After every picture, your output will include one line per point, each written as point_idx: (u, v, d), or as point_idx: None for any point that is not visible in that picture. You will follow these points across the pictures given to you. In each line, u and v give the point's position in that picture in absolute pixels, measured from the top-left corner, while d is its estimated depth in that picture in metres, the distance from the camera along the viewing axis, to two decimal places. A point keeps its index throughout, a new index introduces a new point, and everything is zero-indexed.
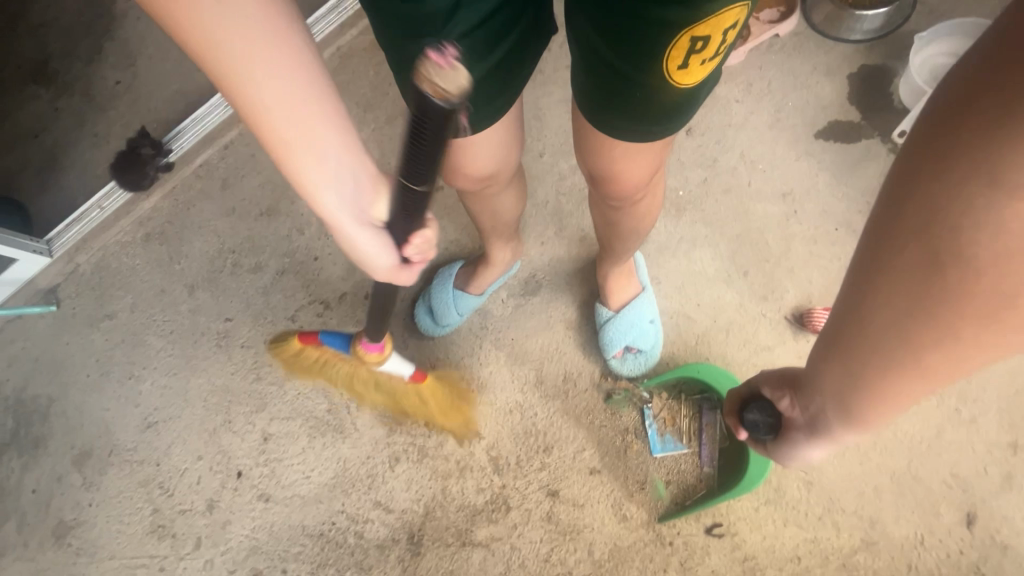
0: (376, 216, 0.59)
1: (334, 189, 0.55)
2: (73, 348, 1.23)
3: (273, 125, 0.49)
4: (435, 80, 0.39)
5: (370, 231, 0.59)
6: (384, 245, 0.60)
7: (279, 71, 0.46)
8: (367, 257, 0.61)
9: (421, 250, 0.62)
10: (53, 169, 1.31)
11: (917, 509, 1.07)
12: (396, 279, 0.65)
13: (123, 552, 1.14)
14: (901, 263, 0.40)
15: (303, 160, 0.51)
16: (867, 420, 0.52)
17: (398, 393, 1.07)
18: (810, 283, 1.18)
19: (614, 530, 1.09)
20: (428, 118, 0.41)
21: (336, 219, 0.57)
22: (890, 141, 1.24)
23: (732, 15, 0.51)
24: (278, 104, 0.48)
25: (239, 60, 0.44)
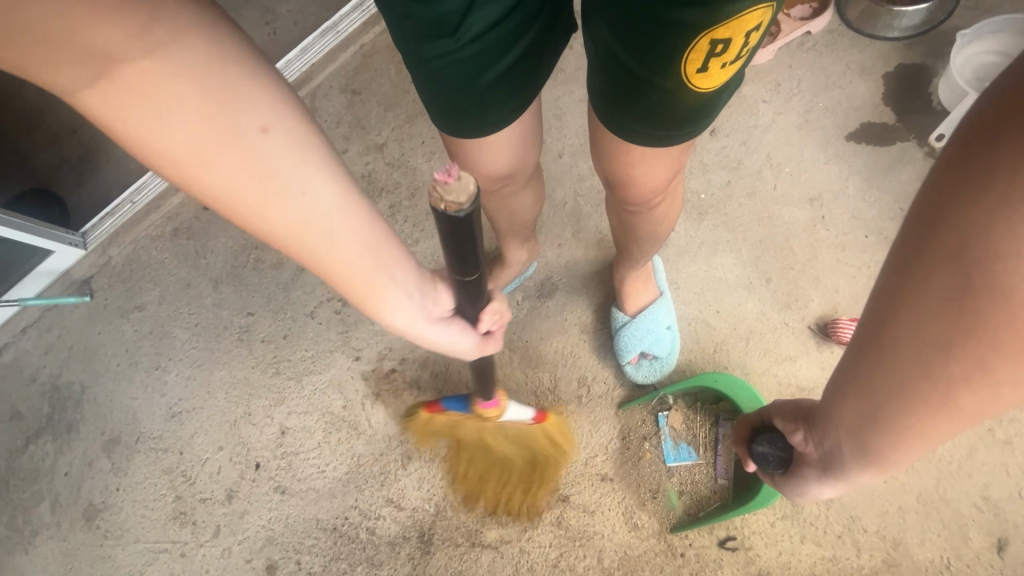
0: (442, 309, 0.58)
1: (407, 308, 0.53)
2: (105, 337, 1.28)
3: (351, 269, 0.47)
4: (446, 197, 0.45)
5: (443, 326, 0.58)
6: (460, 330, 0.60)
7: (358, 228, 0.46)
8: (450, 347, 0.61)
9: (492, 320, 0.64)
10: (90, 165, 1.36)
11: (943, 532, 1.03)
12: (481, 351, 0.66)
13: (146, 537, 1.18)
14: (928, 291, 0.39)
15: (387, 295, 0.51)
16: (887, 460, 0.49)
17: (527, 440, 1.07)
18: (837, 292, 1.14)
19: (625, 538, 1.08)
20: (457, 229, 0.47)
21: (409, 330, 0.55)
22: (927, 144, 1.18)
23: (754, 17, 0.48)
24: (356, 256, 0.47)
25: (321, 235, 0.44)
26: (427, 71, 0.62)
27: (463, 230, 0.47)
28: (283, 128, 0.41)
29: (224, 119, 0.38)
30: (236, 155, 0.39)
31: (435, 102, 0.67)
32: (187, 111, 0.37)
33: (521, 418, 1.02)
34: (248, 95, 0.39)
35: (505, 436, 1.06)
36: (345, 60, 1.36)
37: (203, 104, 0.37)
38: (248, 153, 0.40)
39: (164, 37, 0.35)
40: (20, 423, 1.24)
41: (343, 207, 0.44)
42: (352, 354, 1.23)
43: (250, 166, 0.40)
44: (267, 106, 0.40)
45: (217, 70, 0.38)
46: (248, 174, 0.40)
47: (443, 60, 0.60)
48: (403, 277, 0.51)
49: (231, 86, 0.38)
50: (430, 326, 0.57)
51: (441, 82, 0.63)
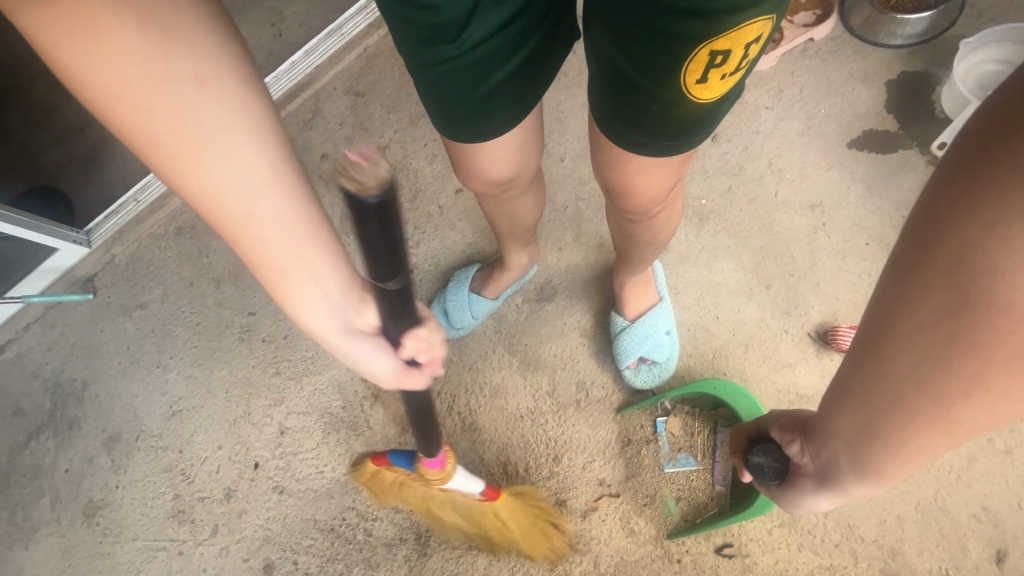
0: (365, 321, 0.55)
1: (320, 308, 0.51)
2: (108, 334, 1.29)
3: (264, 251, 0.46)
4: (354, 178, 0.40)
5: (362, 343, 0.55)
6: (377, 352, 0.56)
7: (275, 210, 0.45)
8: (367, 367, 0.57)
9: (419, 353, 0.58)
10: (95, 163, 1.36)
11: (942, 542, 1.02)
12: (401, 384, 0.61)
13: (145, 534, 1.18)
14: (925, 306, 0.39)
15: (302, 291, 0.50)
16: (884, 473, 0.49)
17: (475, 512, 1.06)
18: (837, 299, 1.14)
19: (622, 543, 1.07)
20: (364, 218, 0.41)
21: (326, 339, 0.54)
22: (929, 153, 1.18)
23: (754, 30, 0.48)
24: (268, 239, 0.46)
25: (233, 204, 0.44)
26: (428, 76, 0.63)
27: (372, 221, 0.41)
28: (216, 82, 0.41)
29: (160, 65, 0.38)
30: (163, 101, 0.39)
31: (437, 107, 0.67)
32: (115, 43, 0.37)
33: (466, 490, 0.98)
34: (190, 45, 0.39)
35: (449, 502, 1.05)
36: (349, 62, 1.37)
37: (138, 43, 0.37)
38: (176, 103, 0.39)
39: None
40: (22, 419, 1.25)
41: (262, 182, 0.44)
42: None
43: (174, 117, 0.40)
44: (206, 60, 0.40)
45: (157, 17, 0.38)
46: (173, 122, 0.40)
47: (445, 65, 0.61)
48: (324, 269, 0.50)
49: (175, 32, 0.38)
50: (349, 342, 0.54)
51: (442, 87, 0.64)
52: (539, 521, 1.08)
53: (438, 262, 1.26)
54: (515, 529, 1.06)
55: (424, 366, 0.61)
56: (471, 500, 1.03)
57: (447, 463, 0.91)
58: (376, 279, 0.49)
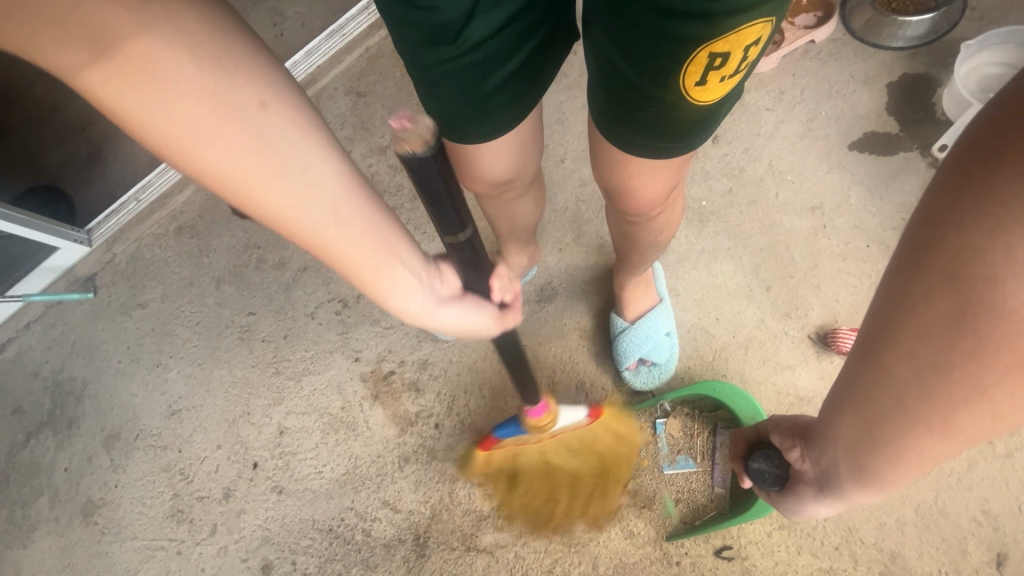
0: (452, 287, 0.58)
1: (422, 295, 0.53)
2: (108, 334, 1.29)
3: (355, 260, 0.47)
4: (405, 142, 0.45)
5: (458, 304, 0.58)
6: (476, 306, 0.61)
7: (358, 217, 0.45)
8: (468, 327, 0.61)
9: (504, 288, 0.66)
10: (96, 163, 1.37)
11: (942, 545, 1.02)
12: (502, 325, 0.66)
13: (144, 534, 1.18)
14: (925, 313, 0.39)
15: (395, 283, 0.50)
16: (884, 479, 0.49)
17: (589, 442, 1.04)
18: (837, 302, 1.13)
19: (621, 545, 1.07)
20: (426, 172, 0.47)
21: (426, 319, 0.56)
22: (930, 155, 1.18)
23: (753, 32, 0.48)
24: (357, 248, 0.46)
25: (321, 223, 0.43)
26: (428, 77, 0.63)
27: (436, 172, 0.47)
28: (279, 103, 0.39)
29: (223, 96, 0.36)
30: (239, 134, 0.37)
31: (437, 108, 0.67)
32: (180, 84, 0.34)
33: (577, 419, 0.98)
34: (248, 73, 0.37)
35: (565, 446, 1.02)
36: (350, 62, 1.37)
37: (203, 78, 0.35)
38: (251, 133, 0.38)
39: (169, 18, 0.34)
40: (21, 417, 1.25)
41: (342, 193, 0.44)
42: (352, 355, 1.23)
43: (254, 143, 0.38)
44: (264, 82, 0.38)
45: (216, 47, 0.36)
46: (250, 154, 0.38)
47: (444, 66, 0.61)
48: (412, 257, 0.51)
49: (228, 58, 0.36)
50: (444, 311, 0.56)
51: (442, 89, 0.64)
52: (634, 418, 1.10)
53: None
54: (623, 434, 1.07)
55: (512, 304, 0.68)
56: (581, 429, 1.01)
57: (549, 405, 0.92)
58: (452, 233, 0.55)
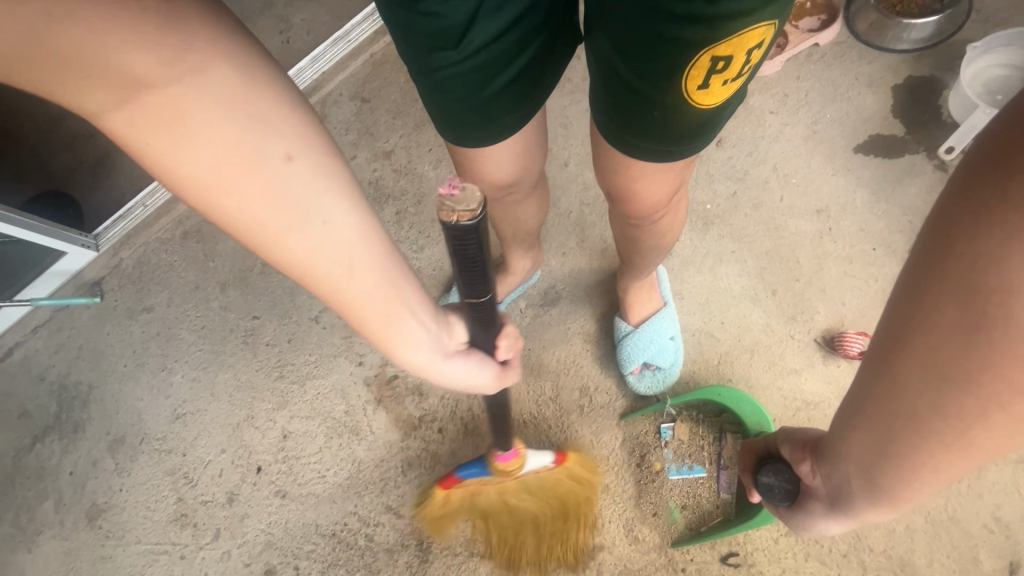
0: (459, 341, 0.57)
1: (426, 343, 0.51)
2: (114, 338, 1.29)
3: (362, 308, 0.45)
4: (451, 207, 0.43)
5: (459, 359, 0.56)
6: (478, 363, 0.59)
7: (374, 281, 0.44)
8: (467, 382, 0.59)
9: (509, 347, 0.63)
10: (104, 168, 1.38)
11: (952, 553, 1.00)
12: (502, 383, 0.64)
13: (147, 538, 1.18)
14: (940, 324, 0.38)
15: (399, 333, 0.49)
16: (898, 496, 0.48)
17: (548, 486, 1.04)
18: (842, 305, 1.13)
19: (625, 551, 1.06)
20: (467, 237, 0.44)
21: (427, 370, 0.54)
22: (936, 158, 1.17)
23: (756, 35, 0.48)
24: (366, 297, 0.45)
25: (339, 277, 0.43)
26: (431, 82, 0.63)
27: (473, 241, 0.45)
28: (307, 155, 0.39)
29: (249, 152, 0.36)
30: (258, 183, 0.37)
31: (440, 113, 0.68)
32: (207, 130, 0.35)
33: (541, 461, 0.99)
34: (279, 122, 0.37)
35: (524, 486, 1.02)
36: (355, 68, 1.38)
37: (229, 131, 0.35)
38: (271, 183, 0.37)
39: (193, 62, 0.33)
40: (28, 421, 1.26)
41: (368, 255, 0.43)
42: (356, 359, 1.23)
43: (250, 146, 0.36)
44: (294, 134, 0.38)
45: (247, 95, 0.36)
46: (267, 207, 0.38)
47: (446, 71, 0.61)
48: (415, 294, 0.49)
49: (257, 111, 0.36)
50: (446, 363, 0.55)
51: (445, 93, 0.64)
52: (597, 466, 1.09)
53: (441, 266, 1.26)
54: (588, 484, 1.06)
55: (512, 361, 0.65)
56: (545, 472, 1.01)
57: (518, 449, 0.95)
58: (474, 292, 0.52)
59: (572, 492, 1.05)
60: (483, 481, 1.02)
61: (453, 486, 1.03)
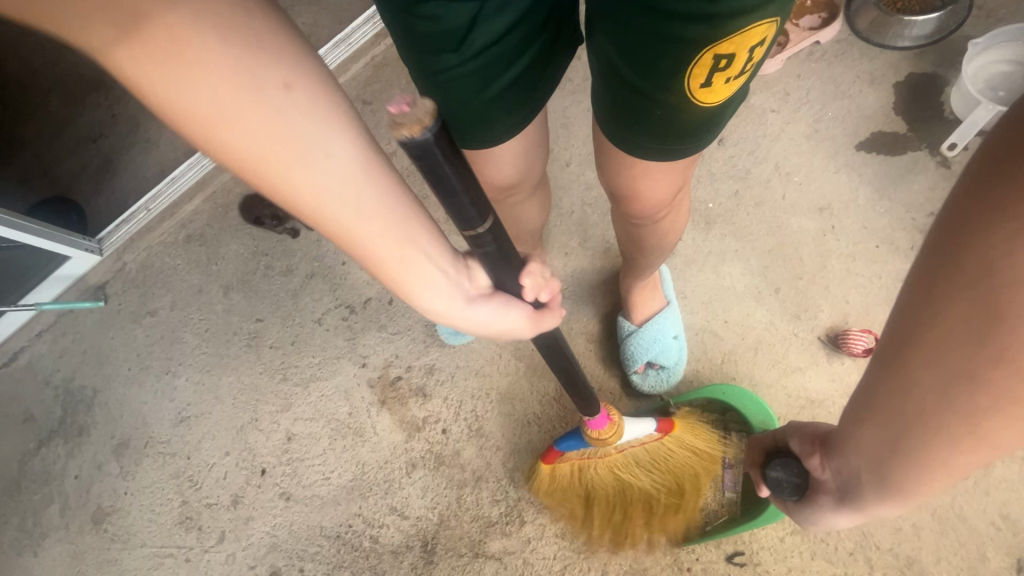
0: (480, 286, 0.55)
1: (443, 287, 0.50)
2: (118, 342, 1.30)
3: (374, 250, 0.44)
4: (399, 121, 0.37)
5: (482, 304, 0.54)
6: (508, 304, 0.56)
7: (385, 222, 0.43)
8: (496, 327, 0.57)
9: (538, 288, 0.60)
10: (108, 173, 1.39)
11: (960, 550, 1.00)
12: (540, 326, 0.62)
13: (153, 541, 1.18)
14: (948, 316, 0.38)
15: (413, 276, 0.48)
16: (909, 492, 0.48)
17: (657, 460, 1.01)
18: (846, 302, 1.12)
19: (631, 551, 1.06)
20: (427, 159, 0.39)
21: (449, 316, 0.53)
22: (939, 154, 1.17)
23: (758, 32, 0.48)
24: (379, 237, 0.44)
25: (348, 217, 0.42)
26: (432, 85, 0.63)
27: (439, 160, 0.39)
28: (308, 86, 0.37)
29: (249, 81, 0.35)
30: (260, 114, 0.36)
31: (442, 116, 0.68)
32: (205, 56, 0.33)
33: (643, 430, 0.96)
34: (276, 50, 0.36)
35: (632, 460, 1.00)
36: (356, 71, 1.38)
37: (226, 59, 0.34)
38: (271, 114, 0.36)
39: None
40: (33, 425, 1.26)
41: (376, 194, 0.42)
42: (359, 361, 1.23)
43: (247, 73, 0.34)
44: (294, 64, 0.36)
45: (240, 18, 0.34)
46: (270, 140, 0.36)
47: (447, 73, 0.61)
48: (429, 237, 0.47)
49: (254, 38, 0.34)
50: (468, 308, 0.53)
51: (446, 96, 0.64)
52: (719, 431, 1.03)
53: None
54: (704, 451, 1.01)
55: (550, 303, 0.63)
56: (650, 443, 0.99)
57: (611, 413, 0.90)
58: (469, 227, 0.48)
59: (680, 465, 1.02)
60: (584, 455, 0.98)
61: (556, 460, 0.99)
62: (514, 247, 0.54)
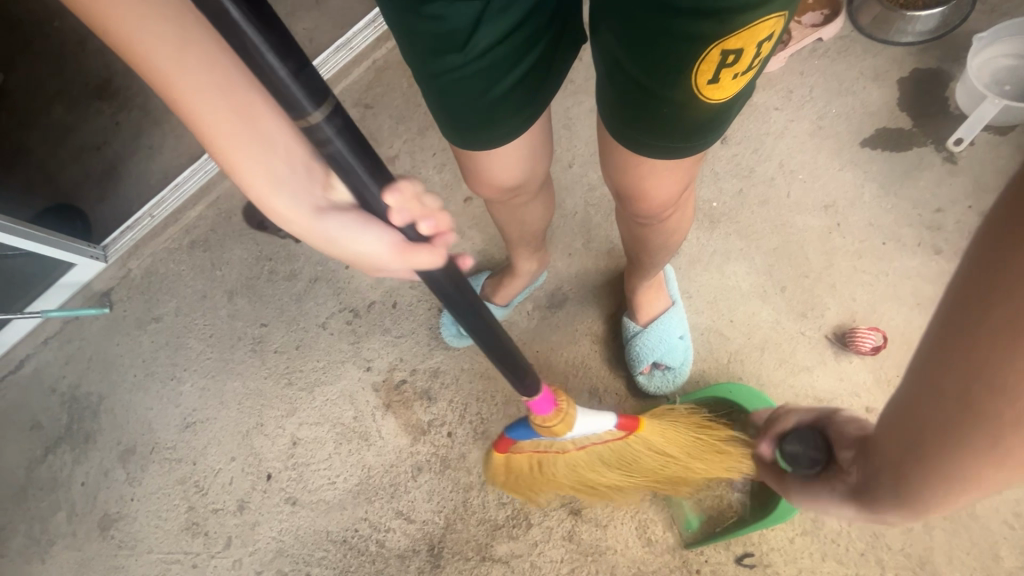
0: (339, 200, 0.52)
1: (283, 183, 0.50)
2: (124, 348, 1.30)
3: (202, 119, 0.46)
4: None
5: (331, 217, 0.51)
6: (365, 226, 0.50)
7: (212, 91, 0.45)
8: (356, 248, 0.51)
9: (413, 213, 0.47)
10: (111, 181, 1.39)
11: (973, 549, 0.99)
12: (411, 264, 0.50)
13: (159, 547, 1.18)
14: (995, 355, 0.33)
15: (246, 160, 0.48)
16: (928, 506, 0.45)
17: (624, 457, 0.97)
18: (853, 300, 1.12)
19: (639, 553, 1.05)
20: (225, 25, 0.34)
21: (294, 221, 0.51)
22: (945, 149, 1.16)
23: (766, 27, 0.48)
24: (204, 106, 0.46)
25: (172, 77, 0.44)
26: (437, 85, 0.63)
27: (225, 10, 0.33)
28: None
29: None
30: None
31: (447, 117, 0.68)
32: None
33: (598, 427, 0.89)
34: None
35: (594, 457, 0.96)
36: (358, 75, 1.38)
37: None
38: None
39: None
40: (40, 432, 1.26)
41: (200, 60, 0.45)
42: (364, 365, 1.23)
43: None
44: None
45: None
46: None
47: (452, 74, 0.61)
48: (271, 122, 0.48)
49: None
50: (318, 219, 0.51)
51: (451, 96, 0.64)
52: (695, 432, 0.98)
53: None
54: (670, 450, 0.96)
55: (432, 239, 0.50)
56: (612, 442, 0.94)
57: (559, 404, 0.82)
58: (298, 117, 0.39)
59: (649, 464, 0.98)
60: (538, 447, 0.93)
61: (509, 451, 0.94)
62: (373, 149, 0.44)
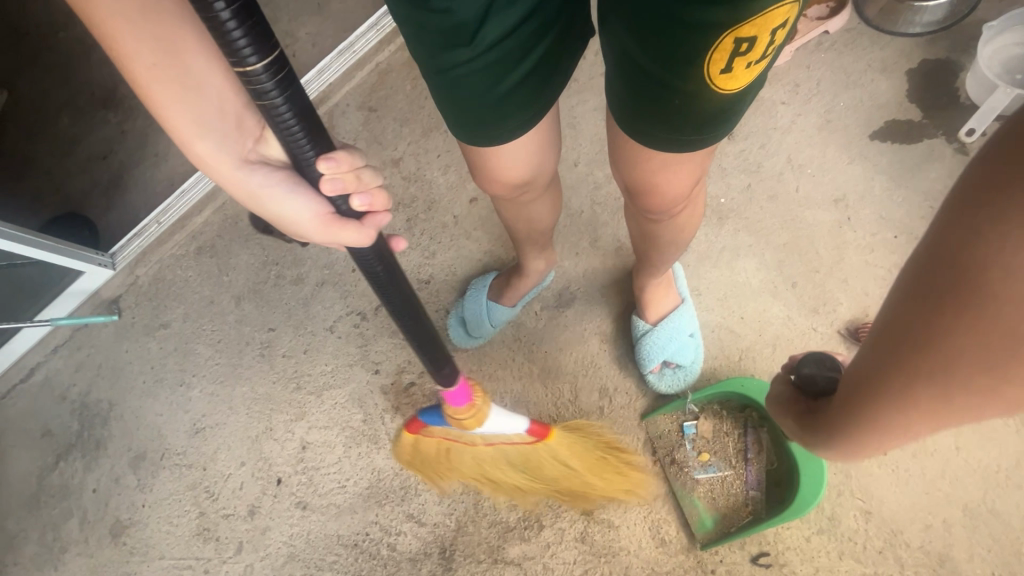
0: (269, 157, 0.58)
1: (211, 130, 0.54)
2: (133, 355, 1.30)
3: (134, 57, 0.49)
4: None
5: (257, 172, 0.57)
6: (292, 190, 0.56)
7: (149, 37, 0.48)
8: (276, 207, 0.57)
9: (346, 185, 0.52)
10: (118, 189, 1.40)
11: (993, 546, 0.97)
12: (335, 235, 0.56)
13: (171, 553, 1.18)
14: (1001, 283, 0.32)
15: (177, 105, 0.52)
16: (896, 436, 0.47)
17: (530, 458, 1.05)
18: (866, 295, 1.10)
19: (652, 554, 1.04)
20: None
21: (216, 168, 0.56)
22: (956, 141, 1.15)
23: (780, 14, 0.47)
24: (140, 49, 0.48)
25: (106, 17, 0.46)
26: (444, 80, 0.62)
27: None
28: None
29: None
30: None
31: (454, 113, 0.67)
32: None
33: (511, 427, 0.97)
34: None
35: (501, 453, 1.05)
36: (362, 78, 1.39)
37: None
38: None
39: None
40: (51, 440, 1.27)
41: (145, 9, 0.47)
42: (372, 368, 1.23)
43: None
44: None
45: None
46: None
47: (459, 68, 0.60)
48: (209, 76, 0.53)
49: None
50: (243, 173, 0.56)
51: (458, 91, 0.63)
52: (599, 451, 1.07)
53: (454, 271, 1.25)
54: (574, 463, 1.05)
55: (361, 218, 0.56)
56: (521, 444, 1.02)
57: (474, 398, 0.89)
58: (240, 65, 0.41)
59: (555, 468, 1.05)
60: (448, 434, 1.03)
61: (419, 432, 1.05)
62: (319, 118, 0.47)
